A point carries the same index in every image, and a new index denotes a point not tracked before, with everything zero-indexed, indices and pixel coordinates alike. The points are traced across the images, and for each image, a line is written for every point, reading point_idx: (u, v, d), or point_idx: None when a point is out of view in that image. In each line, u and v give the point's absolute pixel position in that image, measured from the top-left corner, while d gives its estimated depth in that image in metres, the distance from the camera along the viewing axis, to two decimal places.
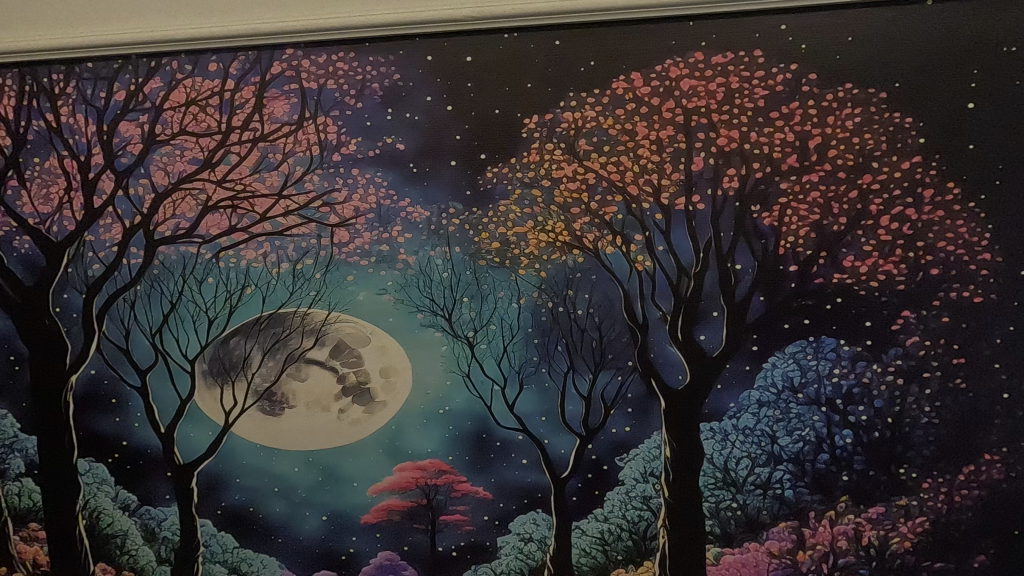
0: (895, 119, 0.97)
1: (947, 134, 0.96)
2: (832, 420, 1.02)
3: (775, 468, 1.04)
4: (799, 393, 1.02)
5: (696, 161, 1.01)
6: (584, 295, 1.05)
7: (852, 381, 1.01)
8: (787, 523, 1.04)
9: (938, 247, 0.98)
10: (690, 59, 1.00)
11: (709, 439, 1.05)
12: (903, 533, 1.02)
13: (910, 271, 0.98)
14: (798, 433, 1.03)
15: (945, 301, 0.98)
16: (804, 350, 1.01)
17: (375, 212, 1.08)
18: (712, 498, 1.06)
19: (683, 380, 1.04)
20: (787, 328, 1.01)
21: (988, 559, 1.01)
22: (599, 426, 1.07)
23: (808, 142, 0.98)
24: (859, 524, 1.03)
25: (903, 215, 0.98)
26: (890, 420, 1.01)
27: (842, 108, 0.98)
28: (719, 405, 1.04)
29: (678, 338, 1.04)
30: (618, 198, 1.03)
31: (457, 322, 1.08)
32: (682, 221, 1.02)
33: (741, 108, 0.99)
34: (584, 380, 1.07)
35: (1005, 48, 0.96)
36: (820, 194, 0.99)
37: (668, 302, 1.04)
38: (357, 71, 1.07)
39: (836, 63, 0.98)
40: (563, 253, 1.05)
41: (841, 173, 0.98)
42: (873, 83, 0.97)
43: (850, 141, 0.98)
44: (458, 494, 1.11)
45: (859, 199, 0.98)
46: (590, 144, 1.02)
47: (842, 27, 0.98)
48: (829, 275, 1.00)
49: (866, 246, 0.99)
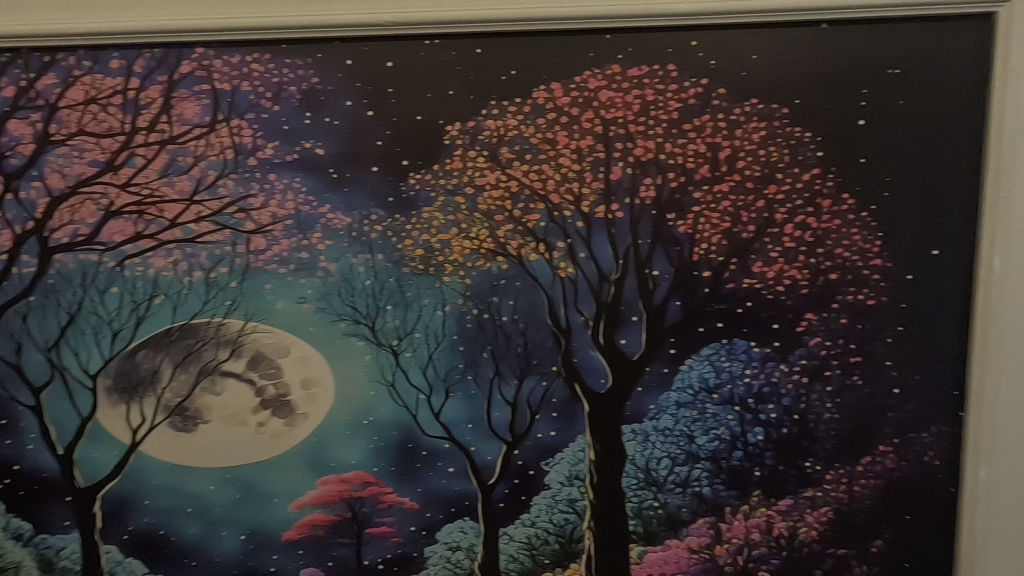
0: (796, 133, 1.02)
1: (841, 148, 1.02)
2: (744, 418, 1.07)
3: (694, 467, 1.09)
4: (714, 393, 1.07)
5: (614, 171, 1.03)
6: (509, 302, 1.06)
7: (762, 381, 1.06)
8: (705, 519, 1.09)
9: (836, 253, 1.04)
10: (608, 71, 1.02)
11: (631, 441, 1.08)
12: (810, 523, 1.09)
13: (812, 276, 1.05)
14: (713, 432, 1.08)
15: (843, 304, 1.05)
16: (718, 352, 1.06)
17: (294, 218, 1.05)
18: (635, 498, 1.09)
19: (605, 383, 1.07)
20: (701, 331, 1.06)
21: (884, 543, 1.10)
22: (525, 431, 1.08)
23: (718, 153, 1.03)
24: (770, 516, 1.09)
25: (805, 224, 1.04)
26: (796, 417, 1.07)
27: (749, 122, 1.02)
28: (640, 406, 1.08)
29: (600, 342, 1.07)
30: (540, 206, 1.04)
31: (380, 330, 1.07)
32: (602, 229, 1.05)
33: (656, 119, 1.02)
34: (510, 386, 1.08)
35: (890, 70, 1.01)
36: (730, 203, 1.04)
37: (590, 307, 1.06)
38: (273, 73, 1.03)
39: (742, 79, 1.01)
40: (487, 260, 1.05)
41: (749, 184, 1.03)
42: (776, 99, 1.02)
43: (757, 153, 1.03)
44: (384, 506, 1.09)
45: (766, 208, 1.04)
46: (512, 152, 1.03)
47: (747, 45, 1.01)
48: (740, 280, 1.05)
49: (773, 253, 1.04)
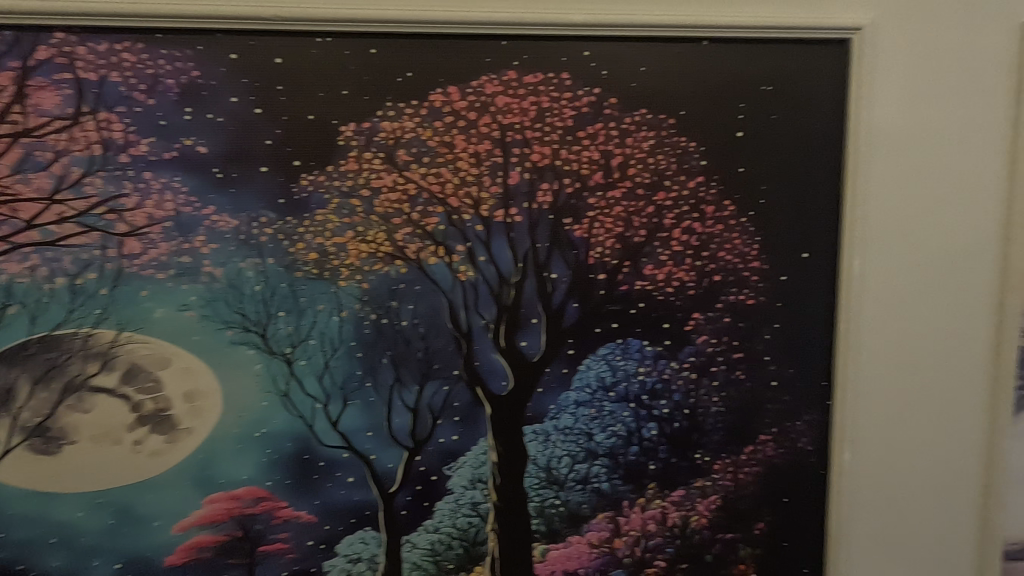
0: (682, 142, 1.08)
1: (722, 157, 1.09)
2: (639, 415, 1.12)
3: (593, 463, 1.12)
4: (611, 391, 1.11)
5: (512, 175, 1.05)
6: (408, 306, 1.05)
7: (654, 378, 1.12)
8: (605, 514, 1.13)
9: (719, 256, 1.11)
10: (504, 77, 1.03)
11: (532, 441, 1.10)
12: (701, 511, 1.16)
13: (698, 277, 1.11)
14: (611, 429, 1.12)
15: (726, 304, 1.13)
16: (614, 352, 1.11)
17: (173, 220, 0.98)
18: (537, 497, 1.12)
19: (506, 386, 1.08)
20: (598, 332, 1.10)
21: (766, 526, 1.18)
22: (427, 436, 1.07)
23: (611, 160, 1.07)
24: (665, 507, 1.15)
25: (692, 228, 1.10)
26: (686, 412, 1.13)
27: (638, 131, 1.07)
28: (541, 407, 1.10)
29: (501, 345, 1.08)
30: (439, 209, 1.04)
31: (272, 338, 1.02)
32: (502, 233, 1.06)
33: (552, 126, 1.05)
34: (411, 391, 1.06)
35: (763, 87, 1.09)
36: (623, 209, 1.08)
37: (490, 310, 1.07)
38: (148, 64, 0.96)
39: (632, 90, 1.06)
40: (385, 264, 1.03)
41: (640, 190, 1.08)
42: (662, 110, 1.07)
43: (646, 161, 1.08)
44: (278, 521, 1.04)
45: (655, 214, 1.09)
46: (409, 155, 1.02)
47: (635, 57, 1.05)
48: (633, 282, 1.10)
49: (662, 256, 1.10)
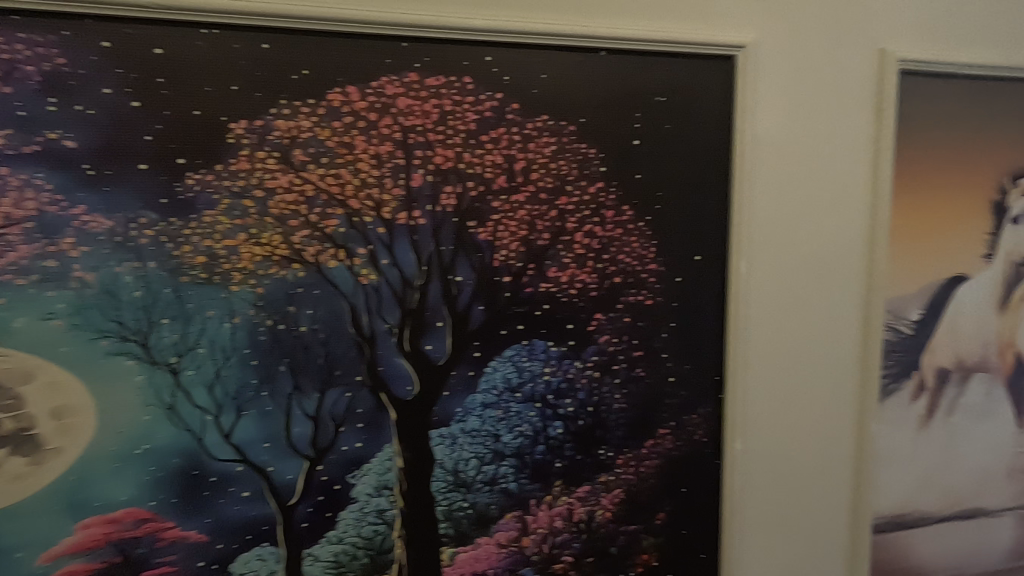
0: (582, 149, 1.12)
1: (620, 164, 1.14)
2: (545, 414, 1.15)
3: (500, 464, 1.13)
4: (517, 392, 1.13)
5: (414, 178, 1.04)
6: (307, 311, 1.01)
7: (559, 378, 1.15)
8: (512, 514, 1.15)
9: (619, 259, 1.16)
10: (405, 79, 1.02)
11: (439, 445, 1.10)
12: (605, 506, 1.20)
13: (599, 279, 1.15)
14: (517, 429, 1.14)
15: (626, 304, 1.17)
16: (519, 353, 1.12)
17: (36, 220, 0.90)
18: (445, 501, 1.11)
19: (412, 390, 1.07)
20: (504, 334, 1.11)
21: (666, 516, 1.24)
22: (328, 445, 1.04)
23: (514, 164, 1.09)
24: (571, 504, 1.18)
25: (593, 232, 1.14)
26: (590, 409, 1.17)
27: (540, 137, 1.09)
28: (447, 410, 1.10)
29: (406, 349, 1.07)
30: (339, 211, 1.01)
31: (155, 347, 0.95)
32: (405, 235, 1.05)
33: (455, 129, 1.05)
34: (311, 399, 1.03)
35: (657, 98, 1.14)
36: (526, 212, 1.10)
37: (394, 314, 1.06)
38: (3, 49, 0.88)
39: (533, 97, 1.08)
40: (281, 268, 0.99)
41: (543, 195, 1.11)
42: (563, 117, 1.10)
43: (549, 166, 1.10)
44: (164, 543, 0.98)
45: (558, 217, 1.12)
46: (306, 155, 0.99)
47: (536, 64, 1.08)
48: (537, 285, 1.12)
49: (565, 259, 1.13)
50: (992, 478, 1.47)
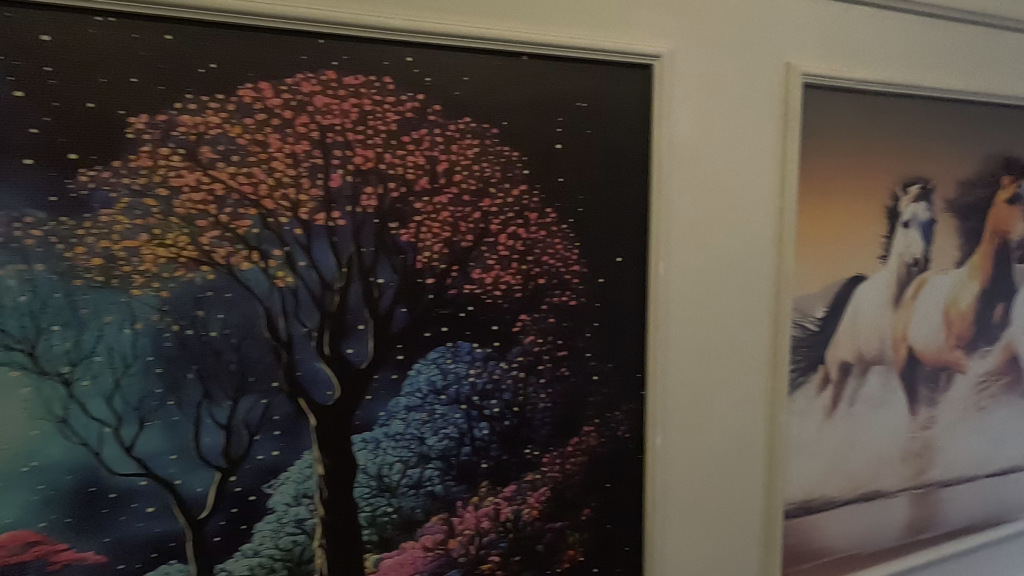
0: (505, 152, 1.13)
1: (543, 167, 1.16)
2: (470, 415, 1.15)
3: (425, 467, 1.13)
4: (442, 395, 1.13)
5: (333, 178, 1.02)
6: (218, 315, 0.97)
7: (485, 379, 1.15)
8: (439, 517, 1.15)
9: (543, 260, 1.18)
10: (322, 77, 1.00)
11: (361, 450, 1.08)
12: (532, 504, 1.22)
13: (524, 281, 1.17)
14: (442, 431, 1.13)
15: (551, 305, 1.19)
16: (444, 355, 1.12)
17: None
18: (368, 507, 1.09)
19: (332, 395, 1.05)
20: (428, 336, 1.11)
21: (591, 511, 1.27)
22: (242, 455, 1.00)
23: (436, 166, 1.08)
24: (497, 503, 1.19)
25: (517, 234, 1.15)
26: (516, 409, 1.19)
27: (463, 139, 1.10)
28: (370, 414, 1.08)
29: (325, 353, 1.04)
30: (252, 211, 0.97)
31: (45, 356, 0.88)
32: (323, 237, 1.02)
33: (375, 129, 1.04)
34: (222, 407, 0.98)
35: (578, 103, 1.17)
36: (449, 214, 1.10)
37: (313, 317, 1.03)
38: None
39: (455, 99, 1.08)
40: (189, 270, 0.95)
41: (466, 197, 1.11)
42: (486, 119, 1.11)
43: (472, 168, 1.11)
44: (57, 566, 0.91)
45: (482, 219, 1.12)
46: (215, 152, 0.95)
47: (458, 67, 1.08)
48: (462, 286, 1.12)
49: (489, 260, 1.14)
50: (888, 462, 1.59)
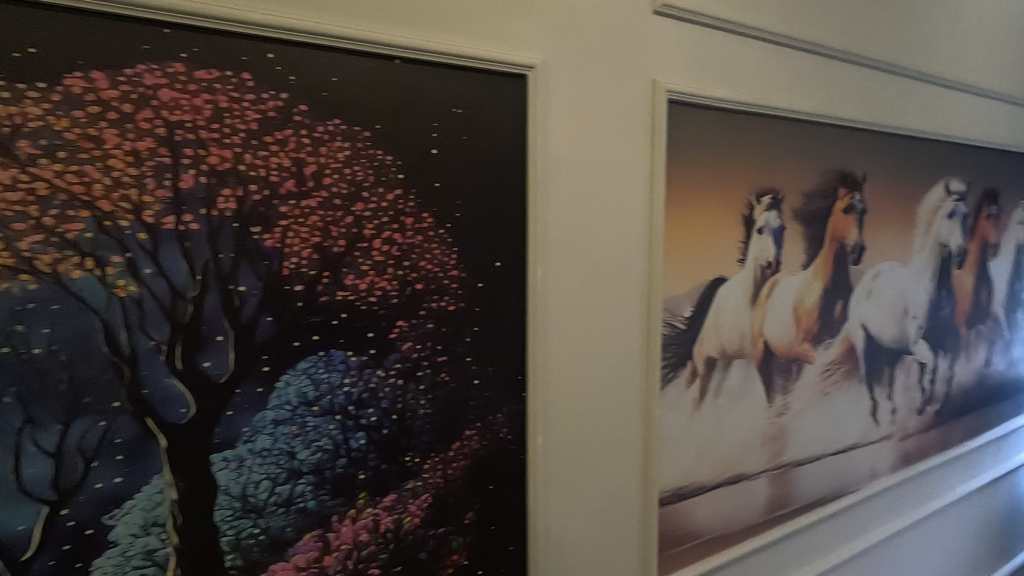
0: (378, 155, 1.11)
1: (418, 172, 1.15)
2: (345, 426, 1.11)
3: (296, 483, 1.07)
4: (314, 406, 1.08)
5: (184, 178, 0.94)
6: (42, 330, 0.86)
7: (360, 388, 1.12)
8: (312, 533, 1.10)
9: (420, 265, 1.17)
10: (169, 69, 0.92)
11: (222, 470, 1.01)
12: (413, 512, 1.20)
13: (400, 286, 1.15)
14: (315, 444, 1.09)
15: (429, 310, 1.19)
16: (315, 365, 1.08)
17: None
18: (231, 530, 1.02)
19: (186, 413, 0.97)
20: (297, 345, 1.06)
21: (475, 514, 1.28)
22: (76, 485, 0.90)
23: (303, 168, 1.04)
24: (376, 515, 1.16)
25: (392, 239, 1.13)
26: (394, 417, 1.16)
27: (332, 141, 1.06)
28: (232, 431, 1.01)
29: (177, 367, 0.96)
30: (85, 214, 0.88)
31: None
32: (173, 241, 0.95)
33: (233, 128, 0.98)
34: (49, 433, 0.88)
35: (454, 109, 1.18)
36: (318, 218, 1.06)
37: (162, 329, 0.95)
38: None
39: (323, 99, 1.05)
40: (3, 280, 0.83)
41: (337, 200, 1.07)
42: (357, 122, 1.08)
43: (343, 171, 1.07)
44: None
45: (354, 224, 1.09)
46: (36, 147, 0.84)
47: (325, 66, 1.04)
48: (333, 293, 1.09)
49: (363, 266, 1.11)
50: (750, 447, 1.75)
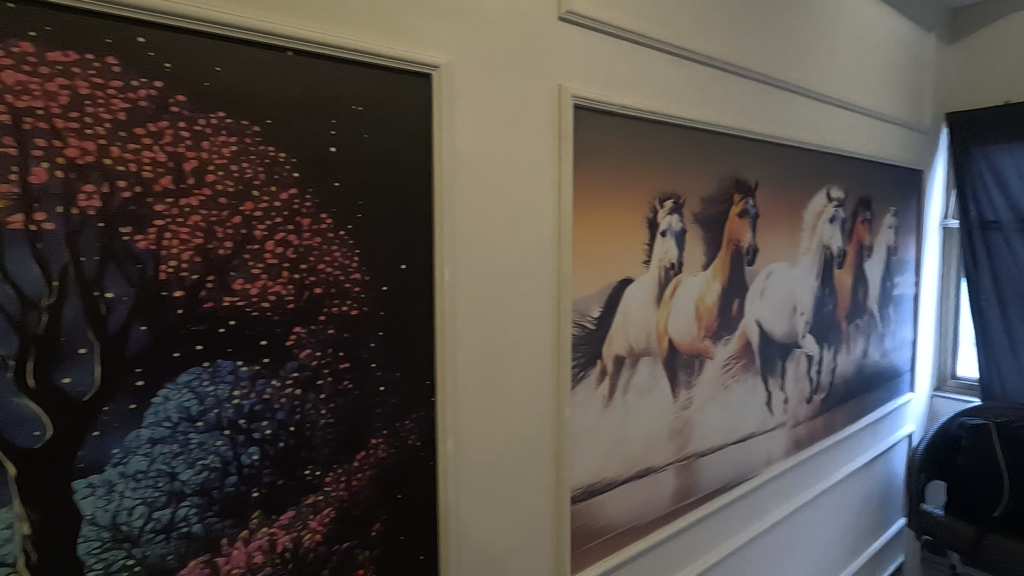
0: (269, 152, 1.04)
1: (315, 170, 1.09)
2: (236, 441, 1.04)
3: (179, 506, 0.99)
4: (198, 421, 1.00)
5: (35, 172, 0.84)
6: None
7: (252, 400, 1.05)
8: (198, 560, 1.02)
9: (319, 268, 1.11)
10: (13, 49, 0.82)
11: (87, 497, 0.90)
12: (314, 528, 1.14)
13: (297, 291, 1.09)
14: (200, 463, 1.00)
15: (329, 316, 1.13)
16: (199, 377, 1.00)
17: None
18: (99, 563, 0.92)
19: (41, 436, 0.86)
20: (177, 356, 0.97)
21: (382, 525, 1.24)
22: None
23: (182, 164, 0.96)
24: (272, 534, 1.09)
25: (287, 240, 1.07)
26: (292, 429, 1.10)
27: (216, 135, 0.99)
28: (98, 454, 0.91)
29: (29, 385, 0.85)
30: None
31: None
32: (22, 243, 0.84)
33: (96, 117, 0.88)
34: None
35: (354, 106, 1.13)
36: (201, 218, 0.98)
37: (8, 343, 0.84)
38: None
39: (205, 90, 0.97)
40: None
41: (222, 199, 1.00)
42: (244, 115, 1.01)
43: (229, 168, 1.00)
44: None
45: (243, 225, 1.02)
46: None
47: (207, 55, 0.97)
48: (220, 299, 1.01)
49: (254, 269, 1.04)
50: (658, 441, 1.82)
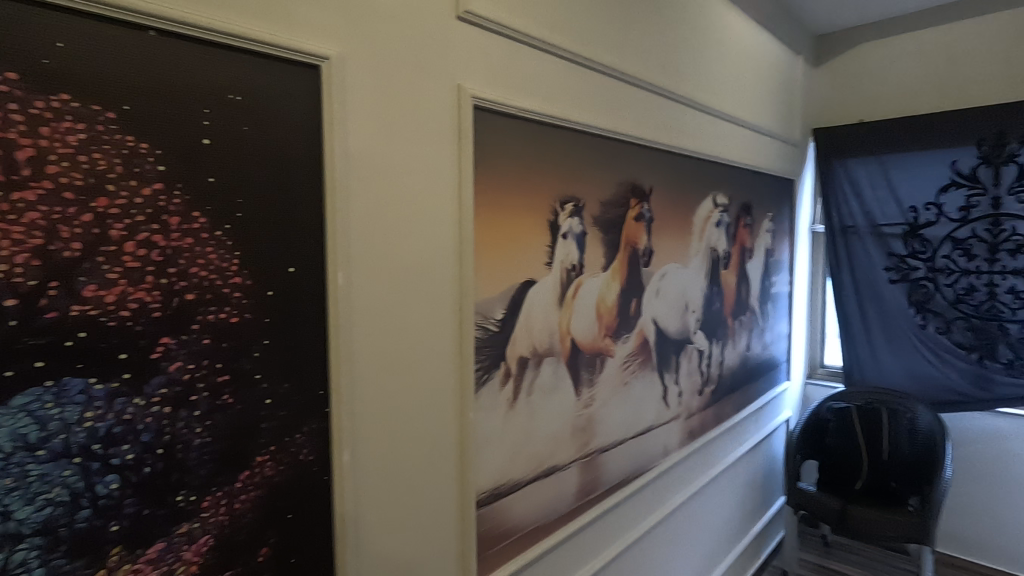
0: (128, 142, 0.93)
1: (185, 164, 0.99)
2: (89, 470, 0.91)
3: (14, 550, 0.85)
4: (39, 450, 0.86)
5: None
6: None
7: (109, 422, 0.93)
8: None
9: (191, 272, 1.01)
10: None
11: None
12: (188, 559, 1.03)
13: (164, 297, 0.98)
14: (43, 497, 0.87)
15: (204, 324, 1.03)
16: (41, 399, 0.86)
17: None
18: None
19: None
20: (10, 376, 0.84)
21: (270, 549, 1.15)
22: None
23: (15, 152, 0.83)
24: (138, 571, 0.97)
25: (151, 241, 0.96)
26: (161, 451, 0.99)
27: (60, 121, 0.86)
28: None
29: None
30: None
31: None
32: None
33: None
34: None
35: (231, 96, 1.04)
36: (41, 215, 0.85)
37: None
38: None
39: (44, 69, 0.85)
40: None
41: (68, 194, 0.88)
42: (96, 100, 0.90)
43: (76, 159, 0.88)
44: None
45: (95, 223, 0.90)
46: None
47: (46, 29, 0.85)
48: (66, 307, 0.88)
49: (110, 273, 0.92)
50: (562, 439, 1.85)
